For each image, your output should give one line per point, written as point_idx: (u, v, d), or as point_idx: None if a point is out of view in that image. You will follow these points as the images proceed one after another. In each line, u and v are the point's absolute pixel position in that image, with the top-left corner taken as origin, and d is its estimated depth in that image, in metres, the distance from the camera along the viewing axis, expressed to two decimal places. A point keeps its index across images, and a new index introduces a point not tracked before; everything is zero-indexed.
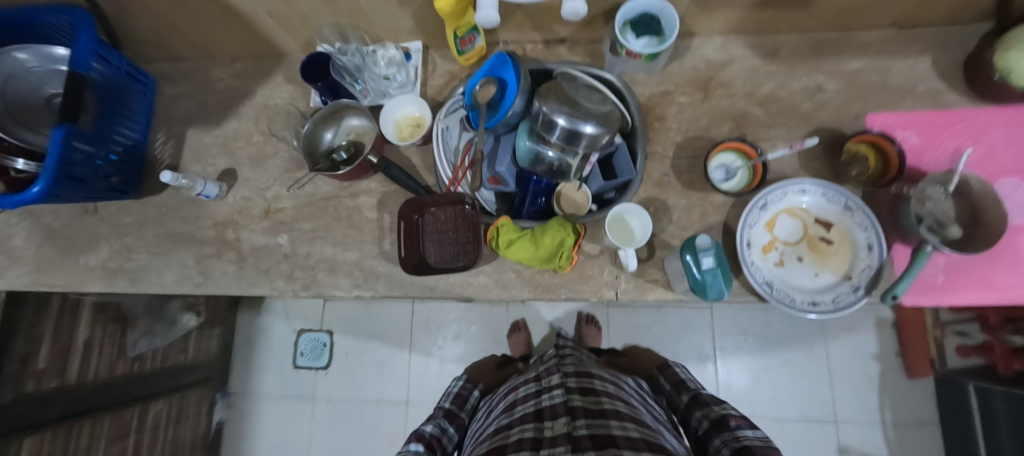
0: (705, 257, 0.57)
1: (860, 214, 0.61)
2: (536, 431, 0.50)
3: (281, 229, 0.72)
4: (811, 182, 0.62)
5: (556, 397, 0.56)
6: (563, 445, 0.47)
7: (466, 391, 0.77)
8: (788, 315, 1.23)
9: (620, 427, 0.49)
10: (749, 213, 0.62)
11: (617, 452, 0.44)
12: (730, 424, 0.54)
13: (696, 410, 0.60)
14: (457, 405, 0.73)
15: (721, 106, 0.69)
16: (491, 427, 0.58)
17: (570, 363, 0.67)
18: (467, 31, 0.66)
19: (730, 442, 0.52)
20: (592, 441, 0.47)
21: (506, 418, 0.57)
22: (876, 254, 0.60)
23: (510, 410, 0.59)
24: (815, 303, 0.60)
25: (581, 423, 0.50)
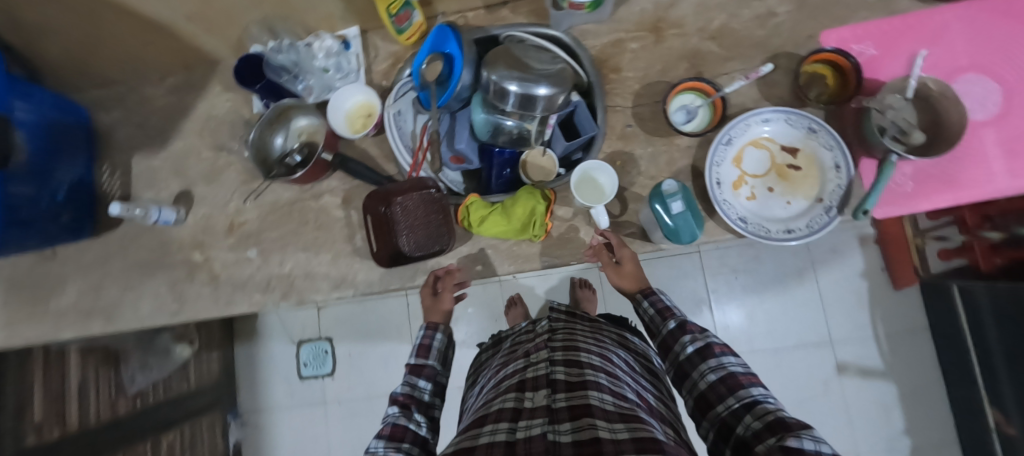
0: (673, 202, 0.56)
1: (823, 135, 0.61)
2: (517, 402, 0.54)
3: (249, 243, 0.70)
4: (774, 110, 0.61)
5: (540, 369, 0.58)
6: (541, 418, 0.49)
7: (428, 338, 0.66)
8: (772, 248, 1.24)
9: (598, 398, 0.50)
10: (715, 150, 0.62)
11: (590, 421, 0.46)
12: (714, 351, 0.55)
13: (680, 336, 0.59)
14: (423, 356, 0.64)
15: (675, 47, 0.67)
16: (481, 402, 0.61)
17: (560, 336, 0.67)
18: (401, 8, 0.63)
19: (720, 371, 0.52)
20: (570, 412, 0.48)
21: (496, 391, 0.61)
22: (844, 172, 0.59)
23: (498, 385, 0.62)
24: (789, 230, 0.61)
25: (561, 396, 0.52)
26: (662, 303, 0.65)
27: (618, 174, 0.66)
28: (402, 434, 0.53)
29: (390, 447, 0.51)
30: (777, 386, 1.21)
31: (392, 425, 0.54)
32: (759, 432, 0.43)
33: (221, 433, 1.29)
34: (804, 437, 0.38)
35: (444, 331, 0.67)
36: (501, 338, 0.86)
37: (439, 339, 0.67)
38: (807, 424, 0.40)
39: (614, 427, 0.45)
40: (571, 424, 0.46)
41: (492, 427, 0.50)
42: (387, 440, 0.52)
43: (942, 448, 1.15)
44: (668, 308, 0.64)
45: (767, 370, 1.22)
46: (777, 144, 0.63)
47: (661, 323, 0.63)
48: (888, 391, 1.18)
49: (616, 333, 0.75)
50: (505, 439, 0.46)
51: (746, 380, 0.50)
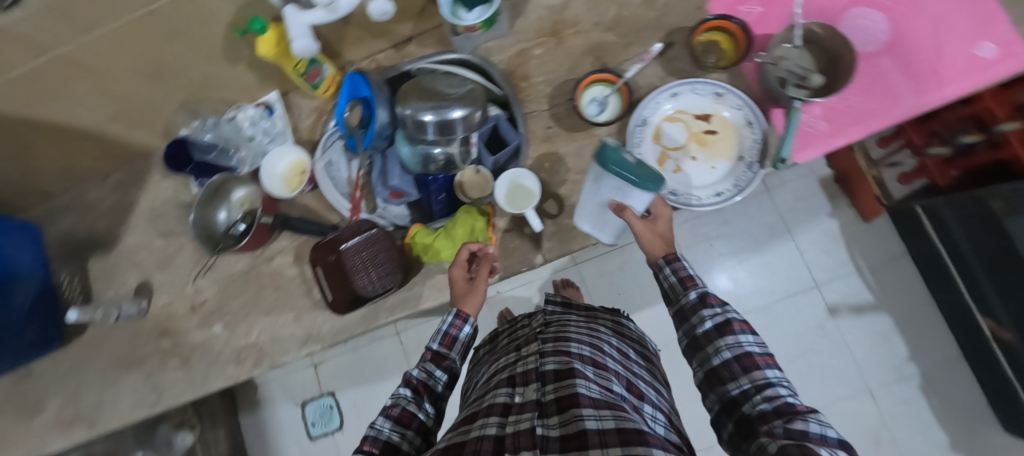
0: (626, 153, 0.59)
1: (729, 96, 0.63)
2: (507, 397, 0.54)
3: (214, 319, 0.71)
4: (679, 83, 0.64)
5: (531, 364, 0.59)
6: (530, 412, 0.49)
7: (455, 327, 0.62)
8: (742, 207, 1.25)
9: (585, 386, 0.51)
10: (632, 133, 0.64)
11: (576, 412, 0.46)
12: (732, 328, 0.51)
13: (700, 309, 0.54)
14: (447, 346, 0.61)
15: (576, 45, 0.70)
16: (473, 399, 0.62)
17: (552, 328, 0.67)
18: (309, 66, 0.65)
19: (736, 349, 0.49)
20: (556, 403, 0.48)
21: (488, 388, 0.61)
22: (757, 127, 0.63)
23: (492, 380, 0.63)
24: (718, 193, 0.63)
25: (550, 388, 0.52)
26: (683, 270, 0.59)
27: (549, 175, 0.67)
28: (410, 421, 0.53)
29: (397, 431, 0.51)
30: (781, 337, 1.21)
31: (401, 407, 0.53)
32: (771, 414, 0.43)
33: None
34: (810, 421, 0.39)
35: (472, 325, 0.63)
36: (496, 333, 0.86)
37: (467, 332, 0.62)
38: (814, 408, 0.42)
39: (601, 414, 0.46)
40: (559, 417, 0.47)
41: (482, 421, 0.51)
42: (395, 422, 0.52)
43: (951, 365, 1.14)
44: (689, 275, 0.58)
45: (768, 323, 1.22)
46: (690, 113, 0.65)
47: (681, 291, 0.57)
48: (884, 322, 1.18)
49: (611, 321, 0.78)
50: (495, 433, 0.47)
51: (762, 361, 0.48)
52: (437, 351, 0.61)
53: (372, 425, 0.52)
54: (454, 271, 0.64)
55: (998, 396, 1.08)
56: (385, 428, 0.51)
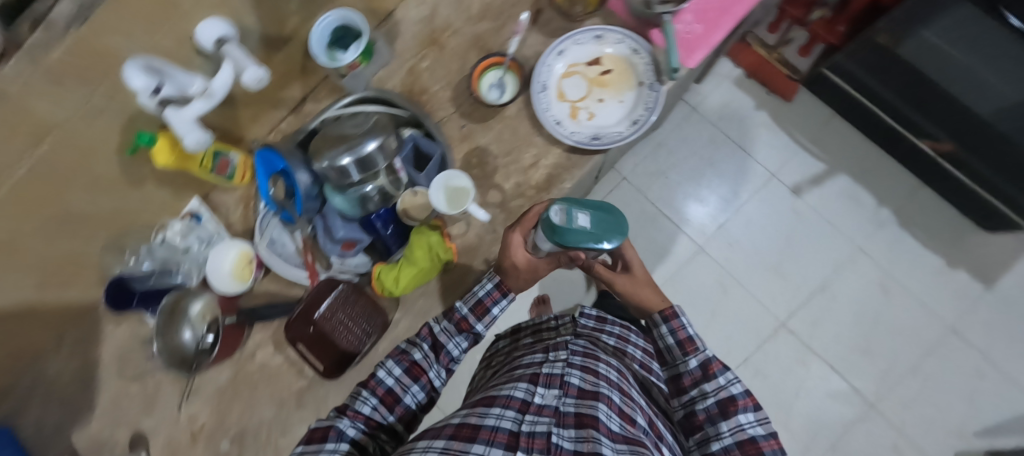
0: (580, 215, 0.56)
1: (607, 35, 0.67)
2: (527, 394, 0.54)
3: (218, 438, 0.69)
4: (559, 40, 0.67)
5: (555, 368, 0.59)
6: (547, 417, 0.49)
7: (491, 298, 0.62)
8: (680, 133, 1.29)
9: (606, 414, 0.52)
10: (537, 100, 0.66)
11: (594, 433, 0.46)
12: (736, 408, 0.60)
13: (703, 381, 0.64)
14: (479, 317, 0.61)
15: (457, 44, 0.73)
16: (493, 384, 0.62)
17: (582, 344, 0.71)
18: (215, 159, 0.66)
19: (737, 434, 0.58)
20: (577, 420, 0.49)
21: (509, 378, 0.61)
22: (643, 53, 0.67)
23: (511, 372, 0.63)
24: (636, 122, 0.66)
25: (571, 401, 0.53)
26: (683, 333, 0.70)
27: (480, 169, 0.69)
28: (417, 374, 0.57)
29: (402, 382, 0.56)
30: (763, 237, 1.23)
31: (413, 361, 0.58)
32: None
33: None
34: None
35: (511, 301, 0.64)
36: (518, 326, 0.86)
37: (504, 306, 0.62)
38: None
39: (619, 448, 0.47)
40: (574, 431, 0.47)
41: (498, 410, 0.50)
42: (404, 372, 0.57)
43: (916, 193, 1.20)
44: (689, 339, 0.69)
45: (746, 227, 1.24)
46: (581, 63, 0.68)
47: (683, 355, 0.67)
48: (845, 183, 1.23)
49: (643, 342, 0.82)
50: (509, 428, 0.47)
51: (765, 447, 0.57)
52: (467, 316, 0.61)
53: (382, 366, 0.57)
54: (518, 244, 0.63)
55: (970, 207, 1.14)
56: (392, 375, 0.56)
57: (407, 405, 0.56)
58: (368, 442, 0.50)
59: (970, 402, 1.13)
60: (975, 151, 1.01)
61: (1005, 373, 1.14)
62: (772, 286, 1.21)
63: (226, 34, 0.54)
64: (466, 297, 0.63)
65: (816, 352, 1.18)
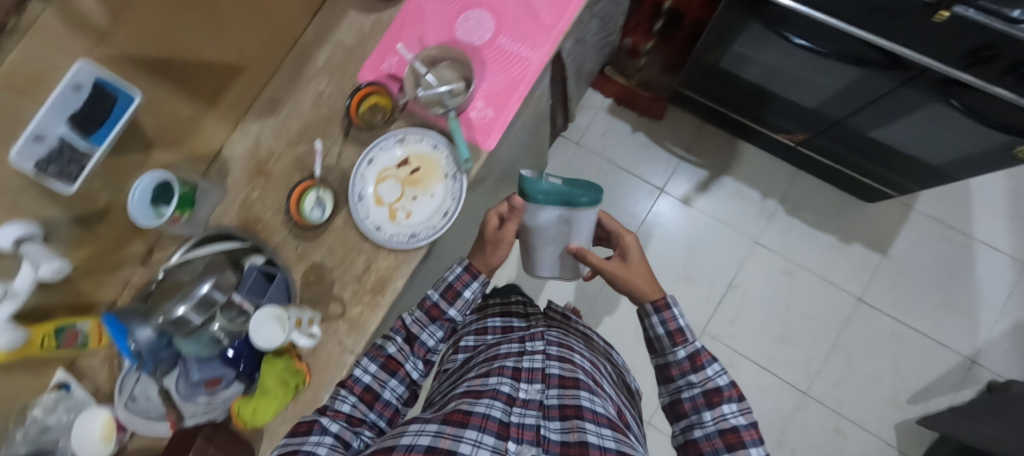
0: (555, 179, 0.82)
1: (408, 137, 0.72)
2: (512, 388, 0.67)
3: None
4: (366, 150, 0.72)
5: (535, 362, 0.73)
6: (534, 411, 0.64)
7: (458, 281, 0.75)
8: (570, 168, 1.34)
9: (587, 400, 0.65)
10: (355, 210, 0.71)
11: (580, 423, 0.60)
12: (721, 398, 0.66)
13: (693, 372, 0.69)
14: (450, 301, 0.74)
15: (281, 169, 0.77)
16: (472, 373, 0.73)
17: (557, 334, 0.83)
18: (61, 334, 0.65)
19: (720, 423, 0.64)
20: (561, 411, 0.64)
21: (490, 364, 0.73)
22: (443, 147, 0.72)
23: (490, 361, 0.74)
24: (447, 214, 0.70)
25: (555, 393, 0.67)
26: (673, 323, 0.72)
27: (319, 285, 0.72)
28: (394, 368, 0.70)
29: (382, 376, 0.69)
30: (669, 249, 1.27)
31: (389, 358, 0.71)
32: None
33: None
34: None
35: (481, 282, 0.76)
36: (487, 306, 1.00)
37: (474, 287, 0.75)
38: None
39: (602, 432, 0.60)
40: (560, 423, 0.62)
41: (490, 400, 0.63)
42: (382, 367, 0.70)
43: (796, 178, 1.25)
44: (679, 329, 0.72)
45: (652, 241, 1.27)
46: (391, 167, 0.72)
47: (670, 347, 0.72)
48: (730, 184, 1.28)
49: (603, 344, 0.94)
50: (500, 419, 0.60)
51: (747, 438, 0.63)
52: (438, 303, 0.74)
53: (358, 362, 0.70)
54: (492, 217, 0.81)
55: (843, 183, 1.19)
56: (371, 371, 0.69)
57: (386, 397, 0.68)
58: (350, 436, 0.61)
59: (896, 372, 1.15)
60: (823, 137, 1.07)
61: (923, 335, 1.16)
62: (683, 294, 1.24)
63: (29, 233, 0.55)
64: (438, 285, 0.76)
65: (743, 352, 1.20)
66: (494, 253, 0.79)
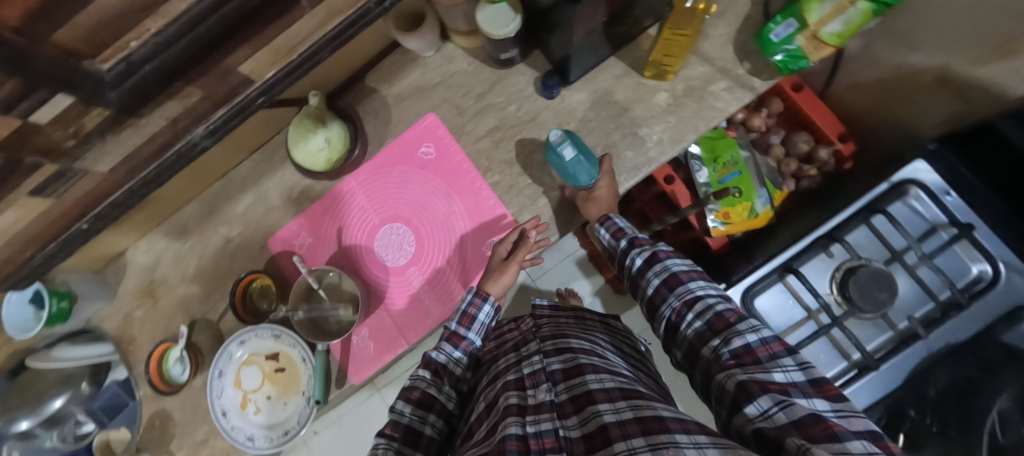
0: (565, 148, 0.60)
1: (286, 336, 0.69)
2: (520, 398, 0.48)
3: None
4: (239, 333, 0.68)
5: (535, 363, 0.54)
6: (547, 412, 0.44)
7: (474, 308, 0.64)
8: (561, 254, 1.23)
9: (597, 381, 0.48)
10: (210, 387, 0.68)
11: (594, 409, 0.42)
12: (659, 257, 0.58)
13: (630, 251, 0.61)
14: (466, 326, 0.64)
15: (168, 300, 0.75)
16: (484, 395, 0.55)
17: (549, 328, 0.64)
18: None
19: (662, 274, 0.56)
20: (574, 403, 0.45)
21: (491, 385, 0.55)
22: (308, 363, 0.69)
23: (494, 378, 0.56)
24: (288, 431, 0.69)
25: (562, 388, 0.49)
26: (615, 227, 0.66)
27: (161, 431, 0.73)
28: (429, 404, 0.56)
29: (418, 414, 0.54)
30: None
31: (421, 391, 0.57)
32: (710, 334, 0.48)
33: None
34: (745, 333, 0.45)
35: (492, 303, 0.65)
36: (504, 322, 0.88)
37: (488, 311, 0.65)
38: (746, 320, 0.47)
39: (618, 408, 0.42)
40: (578, 417, 0.43)
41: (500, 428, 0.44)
42: (416, 406, 0.55)
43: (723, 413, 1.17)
44: (622, 229, 0.64)
45: None
46: (258, 356, 0.70)
47: (614, 242, 0.64)
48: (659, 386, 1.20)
49: (601, 322, 0.78)
50: (514, 435, 0.41)
51: (687, 277, 0.54)
52: (457, 330, 0.64)
53: (393, 409, 0.55)
54: (500, 248, 0.66)
55: None
56: (406, 412, 0.54)
57: (430, 437, 0.54)
58: None
59: None
60: None
61: None
62: None
63: None
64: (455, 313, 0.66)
65: None
66: (499, 280, 0.65)
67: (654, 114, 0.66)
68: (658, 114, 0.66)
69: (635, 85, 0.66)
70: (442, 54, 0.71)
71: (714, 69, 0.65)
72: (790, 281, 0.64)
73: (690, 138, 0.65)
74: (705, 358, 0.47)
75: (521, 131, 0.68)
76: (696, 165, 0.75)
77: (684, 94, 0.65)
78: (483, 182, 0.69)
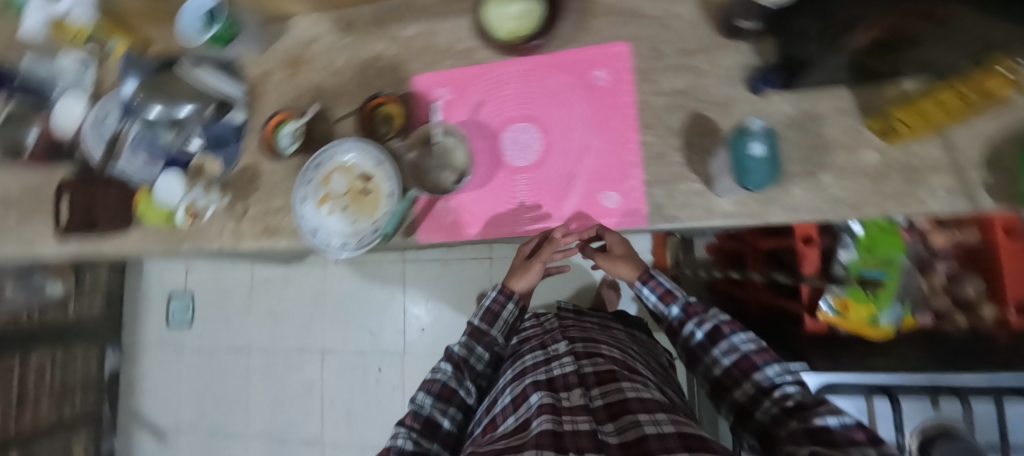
0: (756, 142, 0.52)
1: (386, 166, 0.71)
2: (553, 399, 0.55)
3: (11, 208, 0.92)
4: (351, 140, 0.72)
5: (567, 369, 0.63)
6: (584, 416, 0.51)
7: (497, 306, 0.82)
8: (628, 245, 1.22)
9: (633, 394, 0.55)
10: (304, 171, 0.74)
11: (632, 418, 0.49)
12: (724, 332, 0.61)
13: (686, 321, 0.66)
14: (488, 323, 0.81)
15: (306, 80, 0.79)
16: (514, 385, 0.66)
17: (577, 336, 0.77)
18: None
19: (732, 353, 0.59)
20: (609, 413, 0.52)
21: (519, 377, 0.67)
22: (391, 201, 0.70)
23: (522, 376, 0.67)
24: (344, 244, 0.72)
25: (598, 396, 0.57)
26: (662, 287, 0.71)
27: (247, 182, 0.79)
28: (449, 397, 0.71)
29: (438, 405, 0.69)
30: None
31: (442, 384, 0.71)
32: (785, 417, 0.48)
33: (99, 357, 1.55)
34: (825, 416, 0.44)
35: (514, 302, 0.83)
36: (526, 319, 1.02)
37: (510, 308, 0.83)
38: (829, 408, 0.46)
39: (657, 421, 0.48)
40: (614, 424, 0.50)
41: (536, 423, 0.50)
42: (437, 399, 0.69)
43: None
44: (669, 291, 0.70)
45: None
46: (354, 169, 0.73)
47: (665, 307, 0.70)
48: None
49: (625, 332, 0.89)
50: (551, 429, 0.47)
51: (760, 360, 0.57)
52: (479, 324, 0.81)
53: (416, 400, 0.70)
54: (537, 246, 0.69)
55: None
56: (426, 403, 0.69)
57: (445, 430, 0.68)
58: (426, 442, 0.65)
59: None
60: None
61: None
62: None
63: None
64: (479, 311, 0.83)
65: None
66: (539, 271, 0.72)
67: (849, 169, 0.58)
68: (852, 171, 0.58)
69: (848, 129, 0.59)
70: None
71: (949, 159, 0.55)
72: (877, 405, 0.57)
73: (870, 213, 0.58)
74: (778, 441, 0.47)
75: (702, 109, 0.63)
76: (847, 243, 0.67)
77: (896, 167, 0.57)
78: (637, 134, 0.64)
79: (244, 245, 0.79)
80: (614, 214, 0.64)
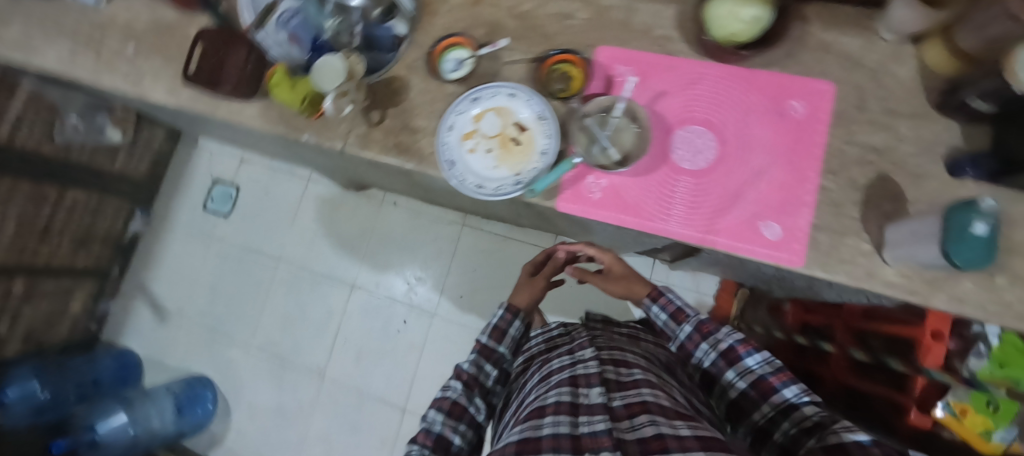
0: (981, 224, 0.46)
1: (547, 123, 0.68)
2: (572, 398, 0.57)
3: (131, 40, 0.88)
4: (519, 86, 0.70)
5: (590, 369, 0.64)
6: (600, 414, 0.52)
7: (504, 323, 0.84)
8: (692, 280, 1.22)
9: (650, 393, 0.55)
10: (460, 101, 0.71)
11: (649, 416, 0.50)
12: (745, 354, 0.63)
13: (699, 341, 0.71)
14: (495, 340, 0.82)
15: (484, 14, 0.76)
16: (537, 388, 0.66)
17: (604, 344, 0.77)
18: None
19: (750, 374, 0.62)
20: (627, 410, 0.53)
21: (545, 381, 0.67)
22: (542, 159, 0.68)
23: (547, 379, 0.67)
24: (480, 186, 0.69)
25: (618, 395, 0.57)
26: (672, 306, 0.78)
27: (392, 93, 0.76)
28: (459, 414, 0.68)
29: (448, 422, 0.66)
30: None
31: (452, 401, 0.69)
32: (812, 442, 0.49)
33: (127, 217, 1.50)
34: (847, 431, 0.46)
35: (519, 320, 0.86)
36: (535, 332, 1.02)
37: (515, 325, 0.85)
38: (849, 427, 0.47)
39: (674, 423, 0.48)
40: (631, 420, 0.51)
41: (552, 420, 0.53)
42: (447, 415, 0.67)
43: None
44: (679, 310, 0.77)
45: None
46: (511, 115, 0.70)
47: (677, 325, 0.75)
48: None
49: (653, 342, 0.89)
50: (568, 432, 0.50)
51: (778, 381, 0.59)
52: (487, 342, 0.81)
53: (427, 418, 0.68)
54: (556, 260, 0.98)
55: None
56: (437, 421, 0.67)
57: (456, 448, 0.65)
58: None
59: None
60: None
61: None
62: None
63: None
64: (488, 329, 0.83)
65: None
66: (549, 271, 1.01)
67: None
68: None
69: None
70: (894, 51, 0.64)
71: None
72: None
73: None
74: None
75: (891, 172, 0.61)
76: (979, 350, 0.66)
77: None
78: (817, 176, 0.62)
79: (367, 153, 0.76)
80: (766, 246, 0.62)
